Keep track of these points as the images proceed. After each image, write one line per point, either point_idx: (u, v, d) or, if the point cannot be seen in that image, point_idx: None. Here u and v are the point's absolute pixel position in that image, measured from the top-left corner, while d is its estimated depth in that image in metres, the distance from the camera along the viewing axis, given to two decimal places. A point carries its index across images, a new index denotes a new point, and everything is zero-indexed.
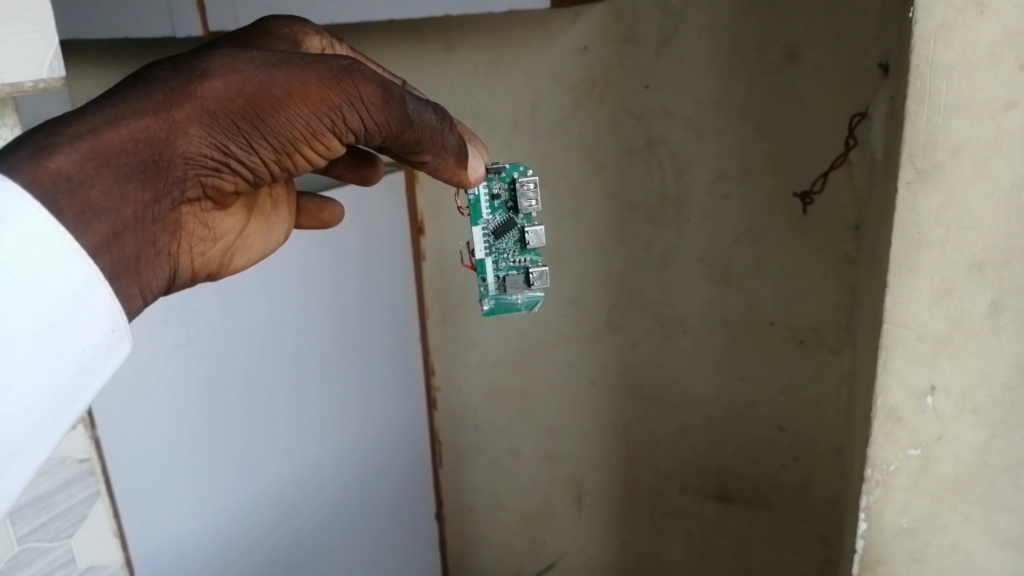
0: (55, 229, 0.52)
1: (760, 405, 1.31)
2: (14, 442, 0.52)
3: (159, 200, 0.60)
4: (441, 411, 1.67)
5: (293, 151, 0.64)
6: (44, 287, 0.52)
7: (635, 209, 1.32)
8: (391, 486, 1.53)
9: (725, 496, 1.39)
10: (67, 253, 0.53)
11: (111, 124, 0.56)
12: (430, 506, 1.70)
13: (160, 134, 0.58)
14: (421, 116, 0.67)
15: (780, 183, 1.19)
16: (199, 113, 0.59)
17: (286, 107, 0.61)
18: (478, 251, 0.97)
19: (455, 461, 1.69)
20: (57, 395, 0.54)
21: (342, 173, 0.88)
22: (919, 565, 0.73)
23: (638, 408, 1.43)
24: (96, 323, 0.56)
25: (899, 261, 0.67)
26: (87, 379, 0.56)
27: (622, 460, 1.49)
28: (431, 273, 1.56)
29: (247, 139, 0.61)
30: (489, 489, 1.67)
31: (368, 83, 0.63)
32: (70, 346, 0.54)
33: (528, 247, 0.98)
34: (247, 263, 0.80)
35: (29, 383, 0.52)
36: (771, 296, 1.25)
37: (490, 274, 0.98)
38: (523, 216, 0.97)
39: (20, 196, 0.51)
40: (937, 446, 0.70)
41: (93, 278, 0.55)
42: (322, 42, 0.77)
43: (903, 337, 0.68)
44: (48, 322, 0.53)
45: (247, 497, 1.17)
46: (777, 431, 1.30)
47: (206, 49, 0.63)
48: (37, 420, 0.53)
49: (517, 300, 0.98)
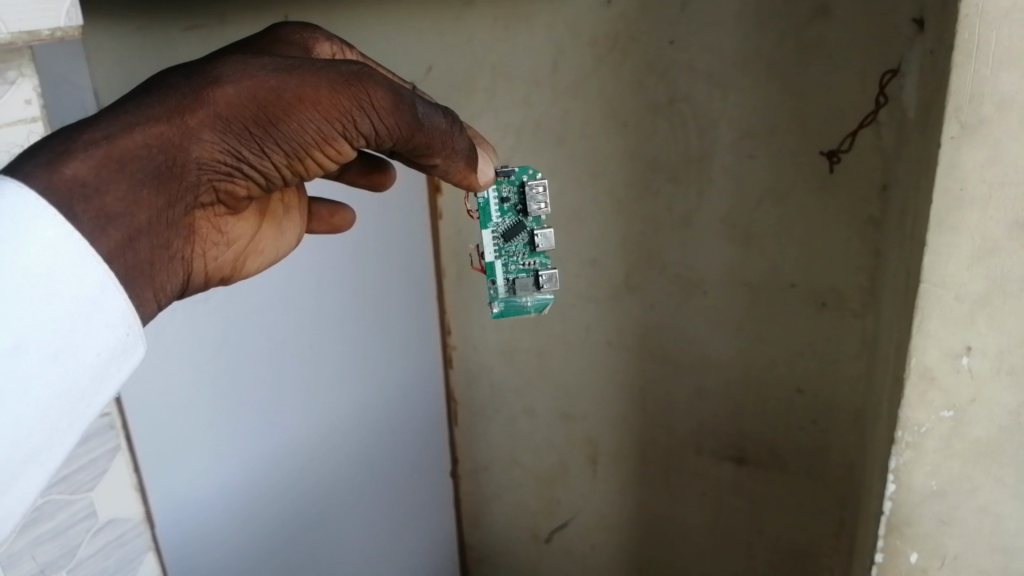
0: (70, 236, 0.57)
1: (778, 366, 1.30)
2: (30, 444, 0.57)
3: (174, 206, 0.64)
4: (457, 370, 1.65)
5: (305, 155, 0.69)
6: (58, 295, 0.57)
7: (656, 168, 1.29)
8: (407, 445, 1.54)
9: (741, 458, 1.39)
10: (81, 262, 0.58)
11: (126, 130, 0.61)
12: (443, 465, 1.71)
13: (174, 140, 0.62)
14: (431, 118, 0.72)
15: (806, 142, 1.17)
16: (212, 119, 0.63)
17: (297, 112, 0.65)
18: (488, 255, 0.98)
19: (469, 420, 1.69)
20: (72, 400, 0.59)
21: (355, 180, 0.93)
22: (948, 528, 0.72)
23: (655, 370, 1.43)
24: (109, 330, 0.60)
25: (940, 219, 0.65)
26: (102, 382, 0.61)
27: (637, 421, 1.48)
28: (448, 233, 1.51)
29: (259, 144, 0.66)
30: (503, 449, 1.67)
31: (377, 89, 0.68)
32: (84, 352, 0.59)
33: (537, 248, 0.98)
34: (261, 265, 0.84)
35: (46, 389, 0.57)
36: (794, 257, 1.23)
37: (499, 276, 0.99)
38: (532, 219, 0.98)
39: (40, 205, 0.56)
40: (971, 408, 0.69)
41: (107, 283, 0.59)
42: (333, 48, 0.82)
43: (941, 296, 0.67)
44: (61, 330, 0.57)
45: (264, 452, 1.17)
46: (795, 393, 1.30)
47: (220, 56, 0.67)
48: (54, 423, 0.58)
49: (527, 303, 1.00)
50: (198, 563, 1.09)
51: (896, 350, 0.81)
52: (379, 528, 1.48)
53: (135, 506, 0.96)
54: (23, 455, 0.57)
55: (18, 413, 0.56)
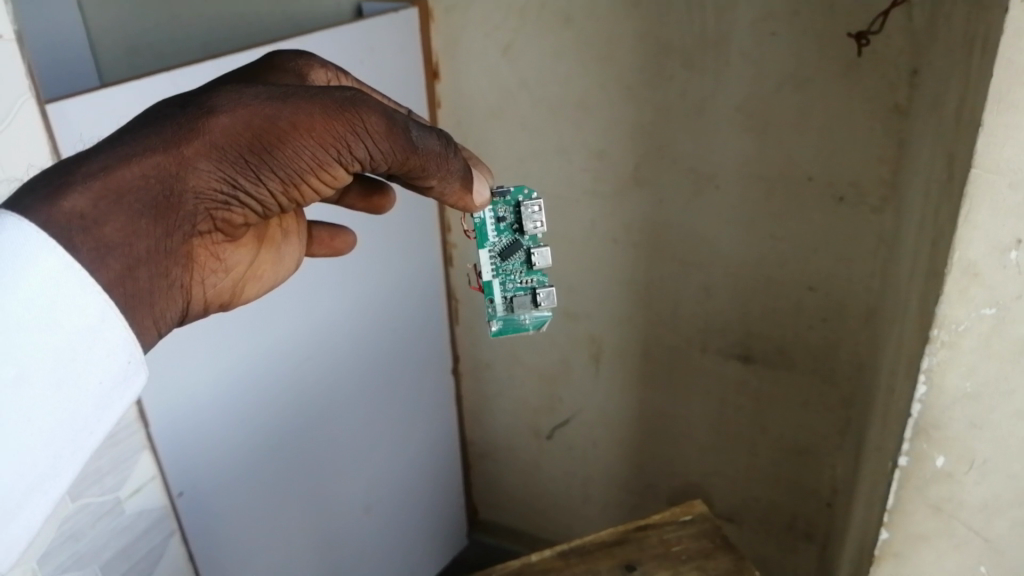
0: (71, 266, 0.53)
1: (790, 263, 1.25)
2: (33, 475, 0.53)
3: (172, 239, 0.59)
4: (457, 268, 1.59)
5: (303, 182, 0.62)
6: (56, 318, 0.53)
7: (670, 52, 1.20)
8: (405, 344, 1.50)
9: (747, 357, 1.36)
10: (79, 289, 0.53)
11: (122, 161, 0.56)
12: (443, 363, 1.66)
13: (170, 171, 0.57)
14: (427, 143, 0.65)
15: (833, 23, 1.08)
16: (209, 149, 0.58)
17: (293, 140, 0.60)
18: (486, 276, 0.88)
19: (470, 319, 1.63)
20: (75, 427, 0.55)
21: (354, 203, 0.85)
22: (979, 432, 0.64)
23: (662, 267, 1.37)
24: (111, 356, 0.55)
25: (1000, 98, 0.56)
26: (106, 410, 0.56)
27: (642, 319, 1.44)
28: (447, 123, 1.45)
29: (257, 173, 0.60)
30: (504, 348, 1.63)
31: (372, 113, 0.62)
32: (85, 378, 0.54)
33: (534, 268, 0.88)
34: (260, 292, 0.79)
35: (49, 418, 0.53)
36: (813, 149, 1.16)
37: (499, 297, 0.89)
38: (529, 237, 0.87)
39: (41, 238, 0.52)
40: (1016, 305, 0.60)
41: (108, 312, 0.55)
42: (328, 74, 0.76)
43: (993, 185, 0.58)
44: (61, 357, 0.53)
45: (265, 352, 1.15)
46: (807, 291, 1.26)
47: (215, 84, 0.62)
48: (57, 452, 0.54)
49: (524, 321, 0.90)
50: (199, 477, 1.08)
51: (928, 241, 0.74)
52: (377, 426, 1.46)
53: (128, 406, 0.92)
54: (26, 485, 0.53)
55: (17, 441, 0.52)
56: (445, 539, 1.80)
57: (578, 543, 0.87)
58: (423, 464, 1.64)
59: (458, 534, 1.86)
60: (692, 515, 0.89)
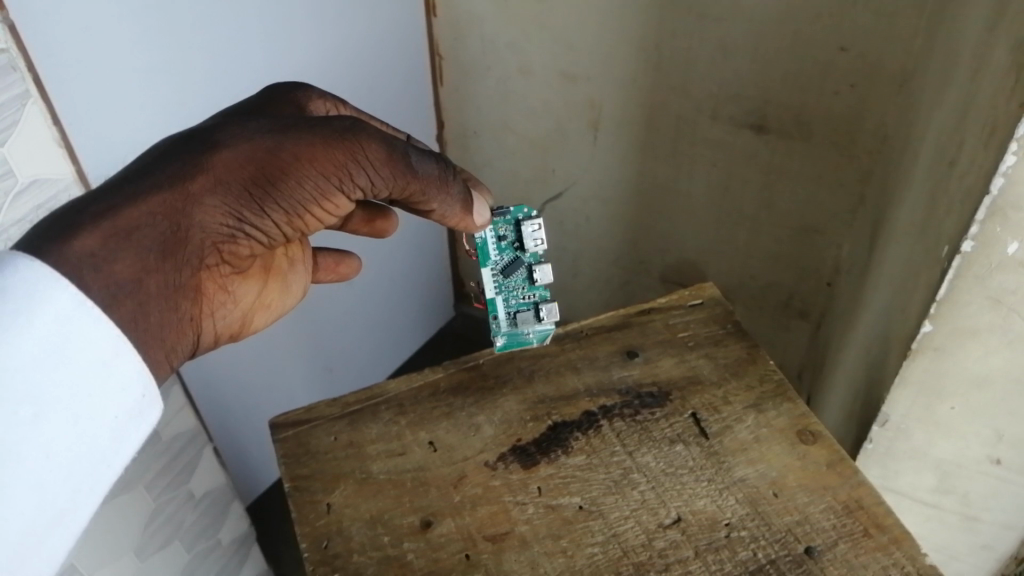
0: (83, 305, 0.47)
1: (823, 17, 1.05)
2: (55, 513, 0.47)
3: (181, 275, 0.54)
4: (442, 18, 1.38)
5: (306, 212, 0.58)
6: (71, 352, 0.46)
7: None
8: (388, 105, 1.32)
9: (761, 126, 1.20)
10: (93, 328, 0.47)
11: (128, 199, 0.51)
12: (426, 129, 1.51)
13: (176, 206, 0.53)
14: (425, 166, 0.59)
15: None
16: (213, 183, 0.54)
17: (295, 170, 0.55)
18: (489, 297, 0.71)
19: (456, 80, 1.45)
20: (94, 462, 0.48)
21: (356, 228, 0.79)
22: None
23: (673, 21, 1.16)
24: (126, 389, 0.49)
25: None
26: (124, 444, 0.50)
27: (648, 84, 1.25)
28: None
29: (261, 208, 0.56)
30: (495, 113, 1.44)
31: (370, 140, 0.56)
32: (102, 411, 0.48)
33: (538, 287, 0.71)
34: (269, 322, 0.73)
35: (70, 460, 0.47)
36: None
37: (501, 313, 0.73)
38: (531, 254, 0.70)
39: (47, 281, 0.46)
40: None
41: (120, 345, 0.49)
42: (327, 105, 0.68)
43: None
44: (76, 389, 0.47)
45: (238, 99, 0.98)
46: (838, 53, 1.07)
47: (216, 119, 0.58)
48: (77, 488, 0.48)
49: (528, 335, 0.75)
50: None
51: None
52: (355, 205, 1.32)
53: (64, 166, 0.74)
54: (44, 526, 0.46)
55: (32, 478, 0.45)
56: (429, 311, 1.74)
57: (575, 328, 0.79)
58: (408, 236, 1.54)
59: (443, 307, 1.79)
60: (702, 299, 0.81)
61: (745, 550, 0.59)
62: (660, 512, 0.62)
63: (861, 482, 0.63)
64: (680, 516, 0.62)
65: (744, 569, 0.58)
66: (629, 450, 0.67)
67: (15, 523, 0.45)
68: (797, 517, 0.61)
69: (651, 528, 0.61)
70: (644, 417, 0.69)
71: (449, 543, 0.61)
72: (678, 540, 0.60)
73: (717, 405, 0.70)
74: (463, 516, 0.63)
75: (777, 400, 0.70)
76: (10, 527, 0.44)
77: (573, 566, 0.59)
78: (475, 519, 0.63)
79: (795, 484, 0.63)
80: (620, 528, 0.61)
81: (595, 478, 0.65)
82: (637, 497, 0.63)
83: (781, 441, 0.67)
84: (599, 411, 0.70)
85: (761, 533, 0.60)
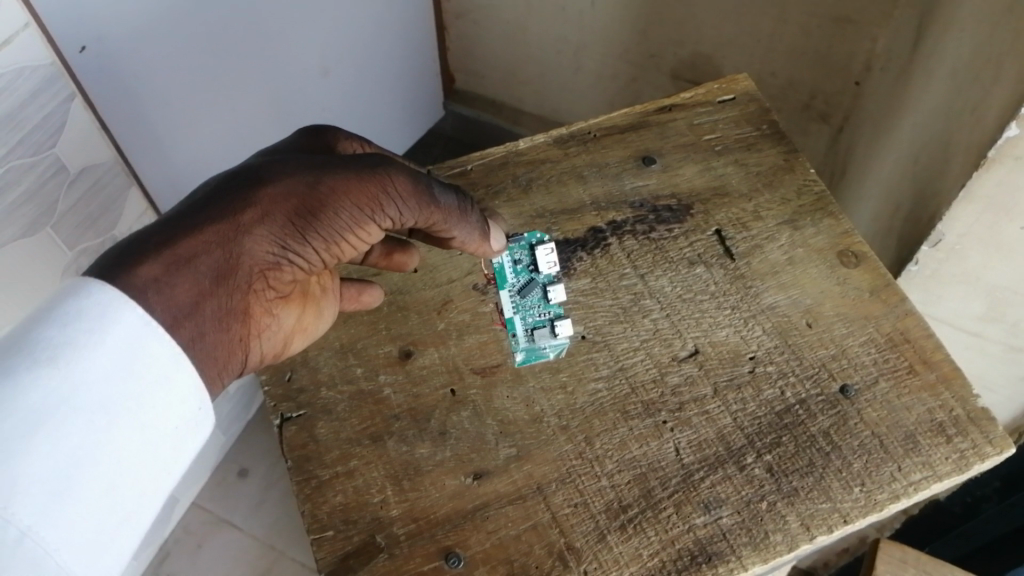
0: (149, 325, 0.41)
1: None
2: (117, 530, 0.41)
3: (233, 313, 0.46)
4: None
5: (350, 241, 0.49)
6: (139, 366, 0.41)
7: None
8: None
9: None
10: (160, 345, 0.42)
11: (180, 228, 0.44)
12: None
13: (221, 241, 0.45)
14: (449, 196, 0.51)
15: None
16: (259, 217, 0.46)
17: (338, 200, 0.47)
18: (505, 317, 0.56)
19: None
20: (158, 476, 0.43)
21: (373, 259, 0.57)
22: None
23: None
24: (189, 398, 0.43)
25: None
26: (186, 458, 0.44)
27: None
28: None
29: (309, 240, 0.47)
30: None
31: (400, 171, 0.48)
32: (167, 426, 0.42)
33: (557, 306, 0.56)
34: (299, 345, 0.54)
35: (135, 480, 0.41)
36: None
37: (520, 332, 0.55)
38: (546, 276, 0.57)
39: (115, 303, 0.41)
40: None
41: (181, 360, 0.43)
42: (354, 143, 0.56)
43: None
44: (144, 405, 0.41)
45: None
46: None
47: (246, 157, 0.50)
48: (140, 503, 0.42)
49: (545, 349, 0.54)
50: (105, 22, 0.71)
51: None
52: None
53: None
54: (105, 541, 0.40)
55: (98, 492, 0.40)
56: None
57: (581, 128, 0.66)
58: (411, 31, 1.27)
59: None
60: (733, 96, 0.68)
61: (772, 388, 0.52)
62: (675, 344, 0.54)
63: (909, 312, 0.54)
64: (698, 349, 0.54)
65: (770, 410, 0.51)
66: (642, 273, 0.58)
67: (79, 541, 0.39)
68: (832, 351, 0.53)
69: (663, 361, 0.53)
70: (660, 236, 0.59)
71: (431, 376, 0.54)
72: (695, 375, 0.53)
73: (746, 221, 0.60)
74: (448, 346, 0.55)
75: (816, 216, 0.60)
76: (74, 539, 0.39)
77: (573, 405, 0.52)
78: (461, 350, 0.55)
79: (832, 314, 0.55)
80: (628, 362, 0.54)
81: (601, 304, 0.56)
82: (648, 326, 0.55)
83: (819, 263, 0.57)
84: (607, 228, 0.60)
85: (792, 369, 0.53)
